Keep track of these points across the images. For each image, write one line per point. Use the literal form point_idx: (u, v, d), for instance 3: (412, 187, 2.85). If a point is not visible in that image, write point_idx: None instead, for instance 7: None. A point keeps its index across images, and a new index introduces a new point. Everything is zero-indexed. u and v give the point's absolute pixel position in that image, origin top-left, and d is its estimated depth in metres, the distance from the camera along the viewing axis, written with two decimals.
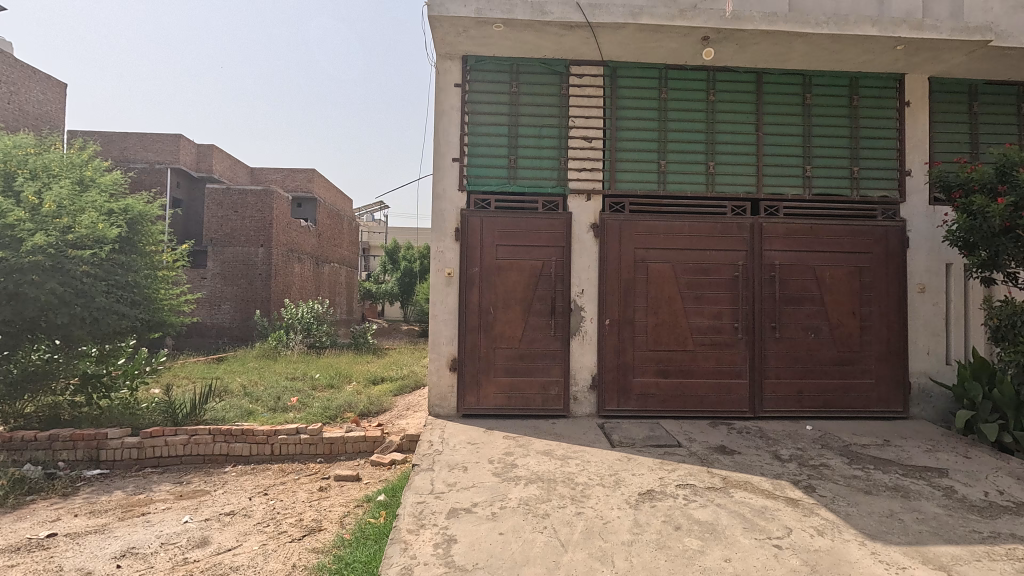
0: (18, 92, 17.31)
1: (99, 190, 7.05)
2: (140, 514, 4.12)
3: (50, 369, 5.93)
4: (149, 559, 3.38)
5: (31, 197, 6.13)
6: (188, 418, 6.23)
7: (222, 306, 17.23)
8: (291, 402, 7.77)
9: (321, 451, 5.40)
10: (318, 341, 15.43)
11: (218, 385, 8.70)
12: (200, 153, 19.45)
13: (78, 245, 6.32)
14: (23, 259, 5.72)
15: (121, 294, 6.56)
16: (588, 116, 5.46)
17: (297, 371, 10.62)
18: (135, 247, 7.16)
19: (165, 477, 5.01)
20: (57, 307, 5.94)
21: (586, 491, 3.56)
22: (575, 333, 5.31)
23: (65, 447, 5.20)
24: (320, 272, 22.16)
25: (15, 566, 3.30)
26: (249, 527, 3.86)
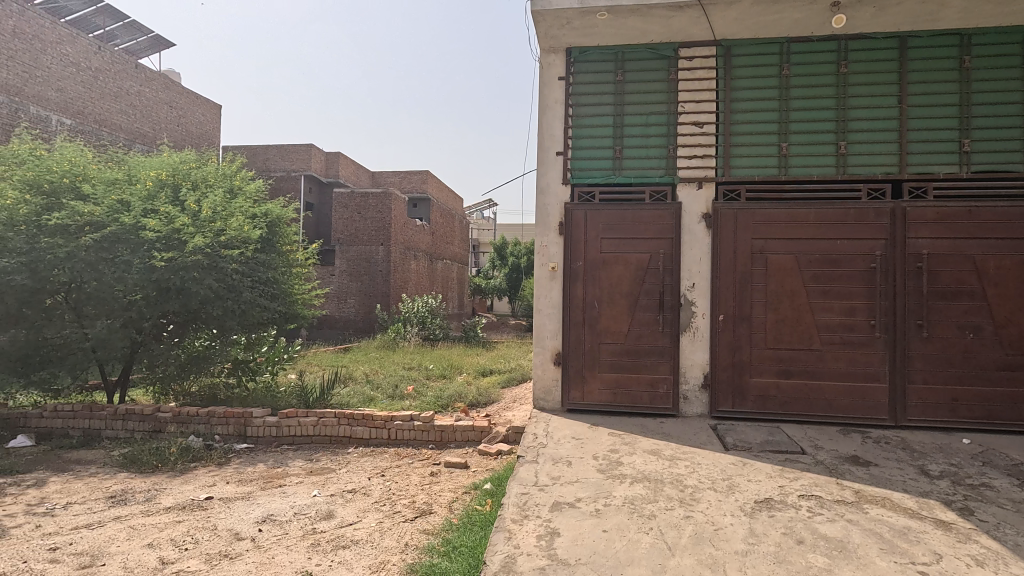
0: (185, 116, 20.14)
1: (246, 197, 7.97)
2: (278, 485, 4.62)
3: (209, 355, 6.98)
4: (284, 526, 3.77)
5: (193, 205, 7.03)
6: (318, 401, 6.91)
7: (348, 300, 18.73)
8: (406, 391, 8.26)
9: (433, 437, 5.68)
10: (431, 334, 16.27)
11: (344, 373, 9.51)
12: (329, 160, 21.29)
13: (229, 245, 7.16)
14: (187, 258, 6.57)
15: (262, 289, 7.42)
16: (699, 99, 5.16)
17: (412, 361, 11.30)
18: (274, 247, 8.01)
19: (298, 454, 5.56)
20: (214, 300, 6.83)
21: (696, 495, 3.38)
22: (685, 329, 5.07)
23: (220, 422, 5.95)
24: (434, 268, 23.32)
25: (182, 522, 3.84)
26: (368, 505, 4.15)
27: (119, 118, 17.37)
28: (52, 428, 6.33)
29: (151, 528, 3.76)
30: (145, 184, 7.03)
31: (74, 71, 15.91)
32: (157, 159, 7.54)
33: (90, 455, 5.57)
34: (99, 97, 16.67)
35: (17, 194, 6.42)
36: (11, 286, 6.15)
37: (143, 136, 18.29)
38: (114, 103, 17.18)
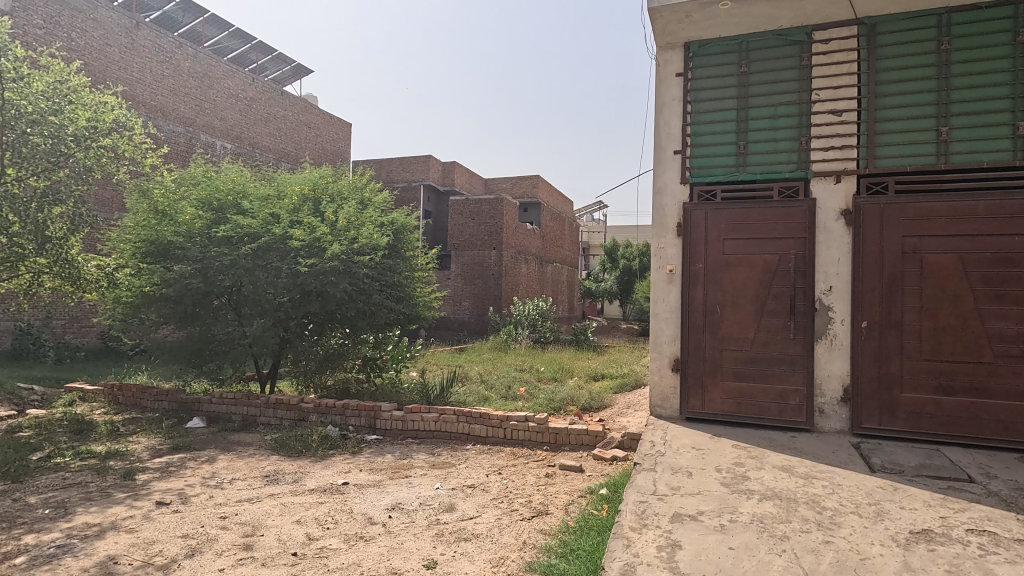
0: (321, 135, 22.26)
1: (375, 208, 8.64)
2: (405, 475, 4.94)
3: (342, 352, 7.69)
4: (411, 515, 4.02)
5: (331, 216, 7.75)
6: (438, 399, 7.30)
7: (463, 303, 19.53)
8: (519, 392, 8.44)
9: (547, 439, 5.75)
10: (542, 337, 16.45)
11: (460, 372, 9.93)
12: (446, 169, 22.37)
13: (361, 252, 7.79)
14: (326, 264, 7.26)
15: (389, 292, 8.00)
16: (837, 86, 4.72)
17: (524, 363, 11.50)
18: (399, 253, 8.58)
19: (421, 447, 5.90)
20: (348, 302, 7.48)
21: (837, 518, 3.09)
22: (820, 336, 4.65)
23: (353, 415, 6.49)
24: (544, 272, 23.56)
25: (324, 503, 4.25)
26: (486, 501, 4.30)
27: (269, 140, 19.62)
28: (218, 412, 7.30)
29: (299, 506, 4.20)
30: (291, 199, 7.88)
31: (233, 102, 18.25)
32: (301, 176, 8.41)
33: (248, 438, 6.35)
34: (253, 123, 18.98)
35: (194, 210, 7.51)
36: (190, 289, 7.15)
37: (287, 155, 20.48)
38: (265, 127, 19.45)
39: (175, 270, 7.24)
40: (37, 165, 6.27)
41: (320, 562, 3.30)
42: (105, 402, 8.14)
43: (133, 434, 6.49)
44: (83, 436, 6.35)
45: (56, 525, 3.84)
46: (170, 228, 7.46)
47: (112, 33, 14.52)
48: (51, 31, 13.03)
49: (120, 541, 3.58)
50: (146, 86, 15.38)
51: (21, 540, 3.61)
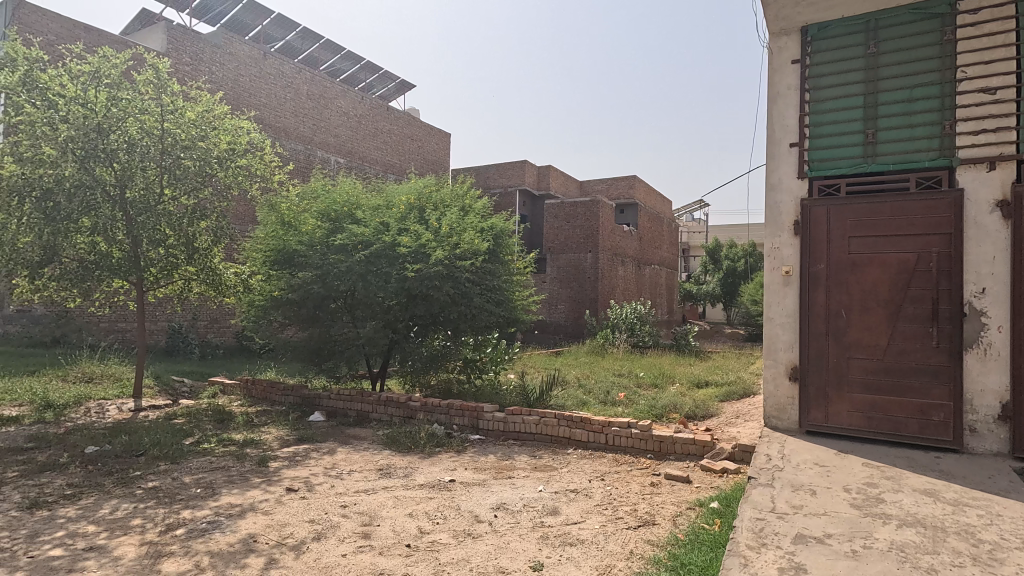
0: (423, 145, 23.34)
1: (476, 213, 8.89)
2: (508, 476, 5.02)
3: (445, 353, 7.98)
4: (516, 516, 4.08)
5: (435, 223, 8.08)
6: (538, 401, 7.34)
7: (559, 306, 19.54)
8: (618, 397, 8.28)
9: (651, 447, 5.58)
10: (640, 341, 16.04)
11: (559, 375, 9.93)
12: (541, 173, 22.55)
13: (463, 257, 8.05)
14: (431, 269, 7.57)
15: (490, 296, 8.19)
16: (989, 60, 4.15)
17: (623, 368, 11.27)
18: (499, 258, 8.76)
19: (523, 449, 5.97)
20: (451, 306, 7.76)
21: (998, 554, 2.70)
22: (971, 345, 4.10)
23: (457, 414, 6.71)
24: (642, 274, 22.96)
25: (433, 499, 4.43)
26: (590, 506, 4.26)
27: (376, 153, 20.91)
28: (336, 407, 7.87)
29: (410, 500, 4.41)
30: (399, 207, 8.34)
31: (345, 119, 19.67)
32: (408, 186, 8.87)
33: (362, 432, 6.79)
34: (362, 138, 20.33)
35: (315, 221, 8.17)
36: (311, 293, 7.78)
37: (393, 167, 21.69)
38: (373, 141, 20.75)
39: (299, 276, 7.90)
40: (189, 185, 7.17)
41: (432, 555, 3.44)
42: (241, 395, 9.08)
43: (265, 425, 7.18)
44: (224, 425, 7.13)
45: (207, 503, 4.35)
46: (295, 237, 8.19)
47: (244, 64, 16.26)
48: (196, 67, 14.95)
49: (258, 521, 3.97)
50: (271, 110, 17.03)
51: (180, 514, 4.13)
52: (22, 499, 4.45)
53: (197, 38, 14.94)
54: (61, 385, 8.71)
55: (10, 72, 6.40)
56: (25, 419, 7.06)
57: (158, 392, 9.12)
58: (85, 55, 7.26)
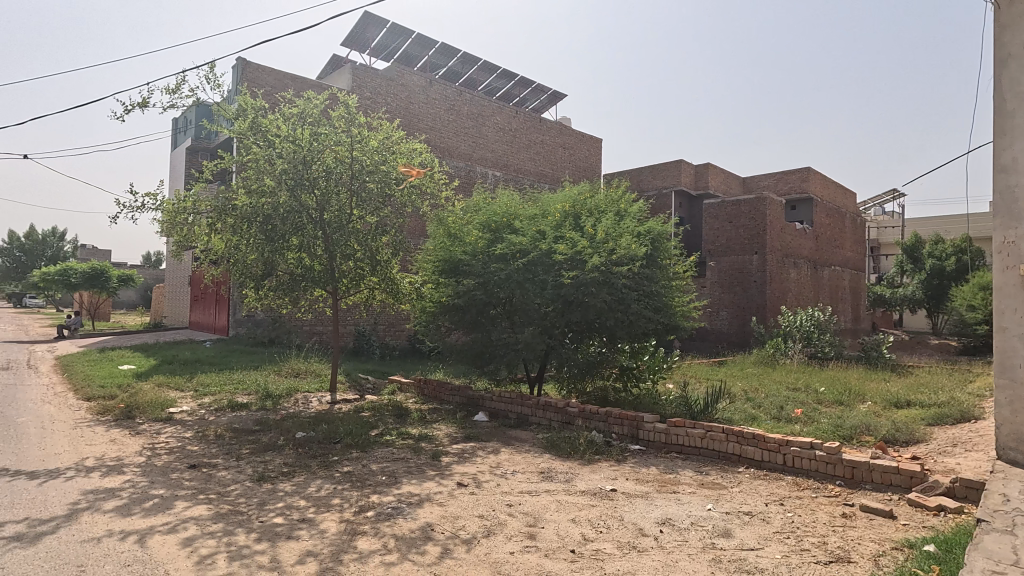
0: (575, 153, 23.51)
1: (632, 218, 8.68)
2: (673, 491, 4.80)
3: (601, 360, 8.04)
4: (684, 533, 3.87)
5: (591, 229, 8.08)
6: (702, 414, 6.91)
7: (721, 312, 18.26)
8: (794, 414, 7.46)
9: (841, 473, 4.92)
10: (820, 352, 14.30)
11: (723, 387, 9.26)
12: (698, 172, 21.39)
13: (620, 262, 7.90)
14: (588, 275, 7.58)
15: (648, 302, 7.95)
16: None
17: (799, 381, 10.14)
18: (657, 262, 8.44)
19: (687, 464, 5.66)
20: (608, 312, 7.69)
21: None
22: None
23: (616, 423, 6.61)
24: (819, 277, 20.51)
25: (595, 507, 4.40)
26: (768, 533, 3.88)
27: (530, 164, 21.60)
28: (498, 409, 8.24)
29: (573, 506, 4.44)
30: (555, 216, 8.52)
31: (501, 134, 20.65)
32: (563, 194, 9.01)
33: (523, 435, 7.02)
34: (517, 150, 21.14)
35: (477, 232, 8.69)
36: (474, 299, 8.26)
37: (546, 176, 22.20)
38: (526, 153, 21.47)
39: (463, 284, 8.44)
40: (371, 205, 8.12)
41: (598, 564, 3.41)
42: (414, 394, 9.96)
43: (436, 422, 7.79)
44: (402, 420, 7.88)
45: (391, 491, 4.83)
46: (460, 248, 8.79)
47: (414, 93, 17.94)
48: (375, 100, 16.89)
49: (434, 511, 4.30)
50: (436, 132, 18.55)
51: (370, 498, 4.64)
52: (253, 472, 5.37)
53: (376, 74, 16.90)
54: (277, 378, 10.37)
55: (242, 120, 7.77)
56: (252, 405, 8.54)
57: (348, 388, 10.40)
58: (294, 100, 8.58)
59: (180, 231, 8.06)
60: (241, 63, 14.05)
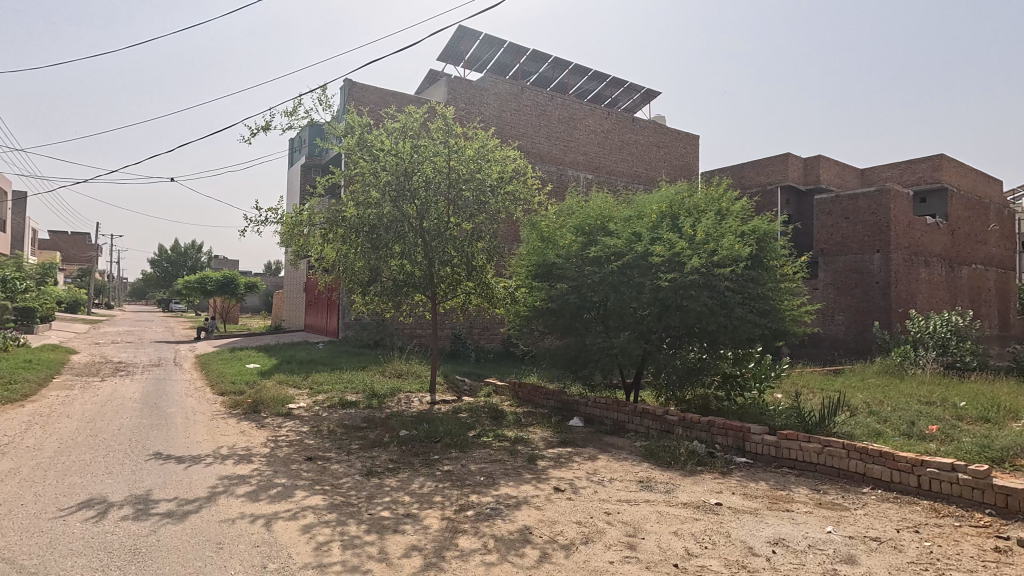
0: (670, 151, 22.73)
1: (734, 217, 8.23)
2: (785, 509, 4.46)
3: (703, 366, 7.54)
4: (800, 556, 3.58)
5: (689, 230, 7.78)
6: (818, 427, 6.35)
7: (836, 316, 16.74)
8: (929, 430, 6.66)
9: (991, 500, 4.31)
10: (959, 361, 12.67)
11: (841, 398, 8.47)
12: (808, 166, 19.85)
13: (721, 264, 7.55)
14: (687, 278, 7.31)
15: (754, 305, 7.50)
16: None
17: (933, 394, 9.04)
18: (762, 264, 7.94)
19: (802, 481, 5.24)
20: (708, 317, 7.34)
21: None
22: None
23: (720, 433, 6.27)
24: (956, 277, 18.21)
25: (699, 520, 4.20)
26: (901, 562, 3.49)
27: (623, 165, 21.21)
28: (593, 414, 8.15)
29: (675, 518, 4.26)
30: (651, 216, 8.29)
31: (593, 136, 20.46)
32: (659, 194, 8.77)
33: (619, 442, 6.88)
34: (609, 152, 20.83)
35: (571, 236, 8.68)
36: (568, 303, 8.23)
37: (640, 177, 21.68)
38: (619, 154, 21.11)
39: (557, 287, 8.44)
40: (467, 212, 8.40)
41: None
42: (510, 396, 10.11)
43: (531, 426, 7.85)
44: (498, 422, 8.02)
45: (489, 491, 4.92)
46: (554, 251, 8.82)
47: (506, 101, 18.29)
48: (469, 111, 17.45)
49: (532, 514, 4.32)
50: (528, 138, 18.77)
51: (469, 497, 4.77)
52: (362, 467, 5.72)
53: (470, 86, 17.46)
54: (382, 379, 10.98)
55: (350, 137, 8.30)
56: (360, 403, 9.11)
57: (446, 389, 10.77)
58: (396, 115, 9.06)
59: (297, 242, 8.80)
60: (348, 84, 15.11)
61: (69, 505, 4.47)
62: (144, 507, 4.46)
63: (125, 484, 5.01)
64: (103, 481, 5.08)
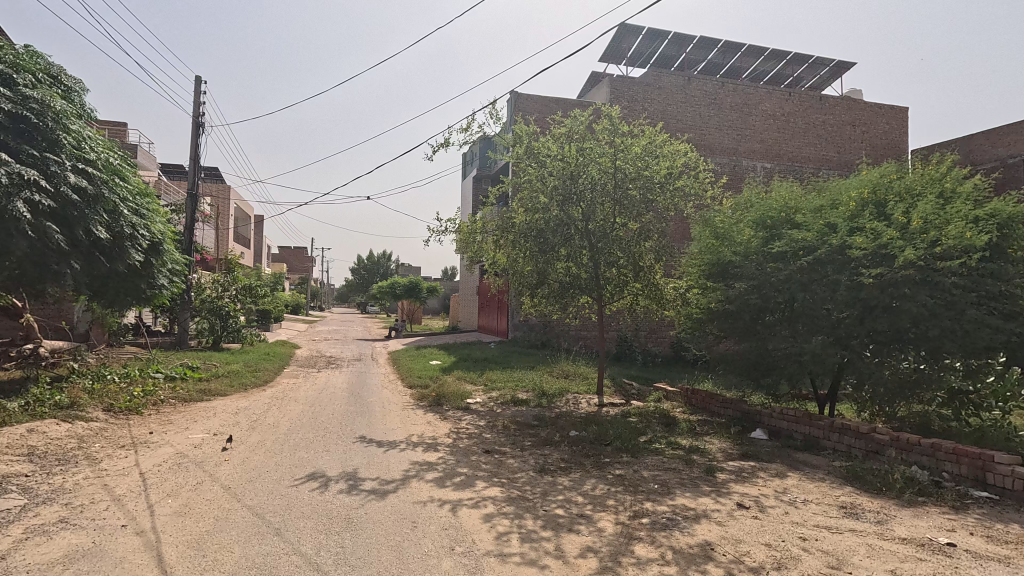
0: (869, 129, 19.72)
1: (963, 199, 6.82)
2: None
3: (922, 379, 6.24)
4: None
5: (900, 218, 6.66)
6: None
7: None
8: None
9: None
10: None
11: None
12: None
13: (946, 257, 6.29)
14: (897, 274, 6.26)
15: (993, 306, 6.11)
16: None
17: None
18: (1006, 255, 6.45)
19: None
20: (928, 320, 6.13)
21: None
22: None
23: (949, 459, 5.24)
24: None
25: (925, 561, 3.54)
26: None
27: (809, 150, 18.98)
28: (779, 427, 7.39)
29: (891, 554, 3.66)
30: (849, 205, 7.27)
31: (772, 121, 18.64)
32: (859, 180, 7.70)
33: (813, 459, 6.13)
34: (791, 136, 18.80)
35: (750, 231, 8.04)
36: (747, 304, 7.56)
37: (830, 161, 19.20)
38: (804, 138, 18.92)
39: (735, 287, 7.82)
40: (634, 211, 8.26)
41: None
42: (682, 403, 9.64)
43: (707, 435, 7.38)
44: (671, 429, 7.69)
45: (665, 500, 4.74)
46: (730, 249, 8.26)
47: (672, 93, 17.54)
48: (633, 108, 17.11)
49: (713, 530, 4.05)
50: (697, 130, 17.79)
51: (644, 504, 4.63)
52: (536, 464, 5.90)
53: (633, 83, 17.15)
54: (550, 379, 11.24)
55: (518, 146, 8.60)
56: (531, 402, 9.44)
57: (614, 392, 10.65)
58: (562, 120, 9.23)
59: (472, 248, 9.43)
60: (514, 96, 15.84)
61: (299, 475, 5.35)
62: (353, 483, 5.15)
63: (339, 462, 5.84)
64: (322, 458, 5.98)
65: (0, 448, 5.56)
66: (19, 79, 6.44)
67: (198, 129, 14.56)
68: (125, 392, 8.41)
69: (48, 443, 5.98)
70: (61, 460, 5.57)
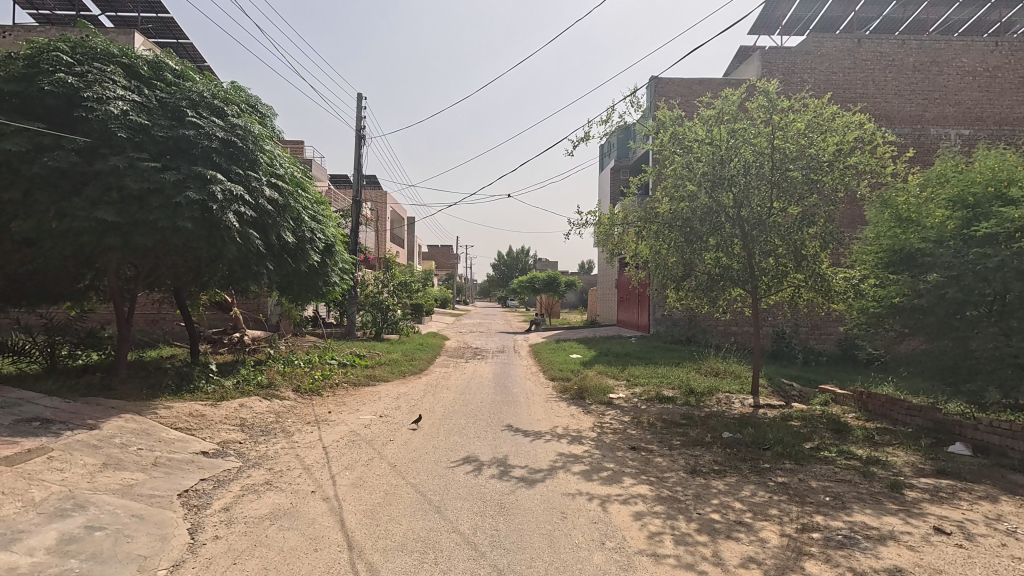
0: None
1: None
2: None
3: None
4: None
5: None
6: None
7: None
8: None
9: None
10: None
11: None
12: None
13: None
14: None
15: None
16: None
17: None
18: None
19: None
20: None
21: None
22: None
23: None
24: None
25: None
26: None
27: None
28: (988, 442, 6.22)
29: None
30: None
31: (971, 78, 15.69)
32: None
33: None
34: (998, 95, 15.67)
35: (944, 211, 6.96)
36: (943, 297, 6.38)
37: None
38: (1017, 95, 15.67)
39: (925, 278, 6.73)
40: (795, 194, 7.51)
41: None
42: (855, 407, 8.60)
43: (890, 445, 6.46)
44: (842, 436, 6.87)
45: (840, 515, 4.25)
46: (917, 233, 7.18)
47: (837, 60, 15.60)
48: (790, 81, 15.52)
49: (904, 555, 3.53)
50: (870, 99, 15.62)
51: (814, 518, 4.19)
52: (687, 464, 5.65)
53: (789, 53, 15.57)
54: (699, 377, 10.69)
55: (660, 133, 8.21)
56: (677, 399, 9.06)
57: (772, 393, 9.81)
58: (710, 101, 8.64)
59: (612, 241, 9.26)
60: (654, 81, 15.23)
61: (454, 458, 5.71)
62: (504, 469, 5.37)
63: (489, 449, 6.12)
64: (474, 444, 6.32)
65: (220, 418, 6.72)
66: (228, 110, 7.66)
67: (361, 141, 16.18)
68: (309, 375, 9.71)
69: (254, 417, 7.10)
70: (264, 431, 6.59)
